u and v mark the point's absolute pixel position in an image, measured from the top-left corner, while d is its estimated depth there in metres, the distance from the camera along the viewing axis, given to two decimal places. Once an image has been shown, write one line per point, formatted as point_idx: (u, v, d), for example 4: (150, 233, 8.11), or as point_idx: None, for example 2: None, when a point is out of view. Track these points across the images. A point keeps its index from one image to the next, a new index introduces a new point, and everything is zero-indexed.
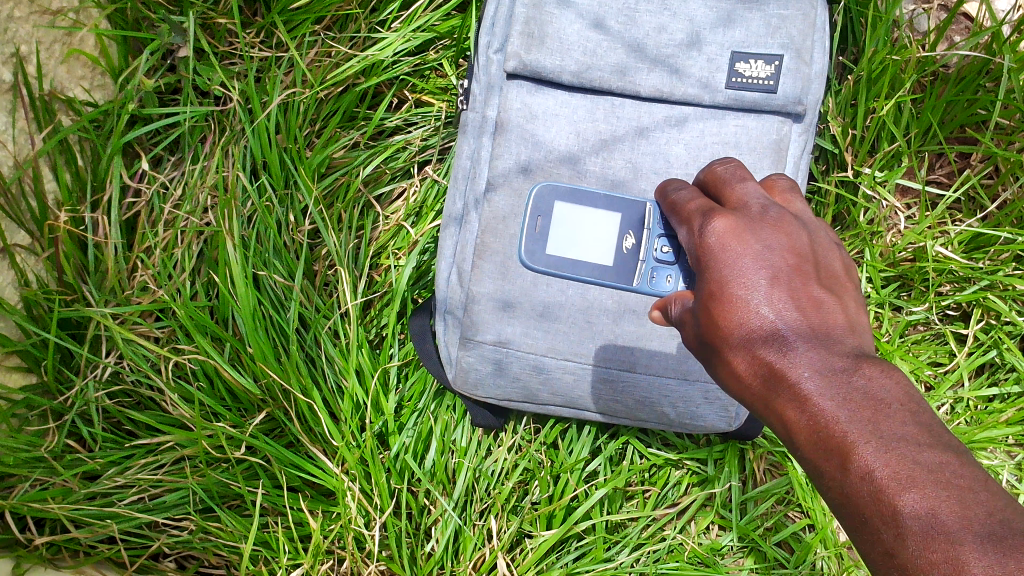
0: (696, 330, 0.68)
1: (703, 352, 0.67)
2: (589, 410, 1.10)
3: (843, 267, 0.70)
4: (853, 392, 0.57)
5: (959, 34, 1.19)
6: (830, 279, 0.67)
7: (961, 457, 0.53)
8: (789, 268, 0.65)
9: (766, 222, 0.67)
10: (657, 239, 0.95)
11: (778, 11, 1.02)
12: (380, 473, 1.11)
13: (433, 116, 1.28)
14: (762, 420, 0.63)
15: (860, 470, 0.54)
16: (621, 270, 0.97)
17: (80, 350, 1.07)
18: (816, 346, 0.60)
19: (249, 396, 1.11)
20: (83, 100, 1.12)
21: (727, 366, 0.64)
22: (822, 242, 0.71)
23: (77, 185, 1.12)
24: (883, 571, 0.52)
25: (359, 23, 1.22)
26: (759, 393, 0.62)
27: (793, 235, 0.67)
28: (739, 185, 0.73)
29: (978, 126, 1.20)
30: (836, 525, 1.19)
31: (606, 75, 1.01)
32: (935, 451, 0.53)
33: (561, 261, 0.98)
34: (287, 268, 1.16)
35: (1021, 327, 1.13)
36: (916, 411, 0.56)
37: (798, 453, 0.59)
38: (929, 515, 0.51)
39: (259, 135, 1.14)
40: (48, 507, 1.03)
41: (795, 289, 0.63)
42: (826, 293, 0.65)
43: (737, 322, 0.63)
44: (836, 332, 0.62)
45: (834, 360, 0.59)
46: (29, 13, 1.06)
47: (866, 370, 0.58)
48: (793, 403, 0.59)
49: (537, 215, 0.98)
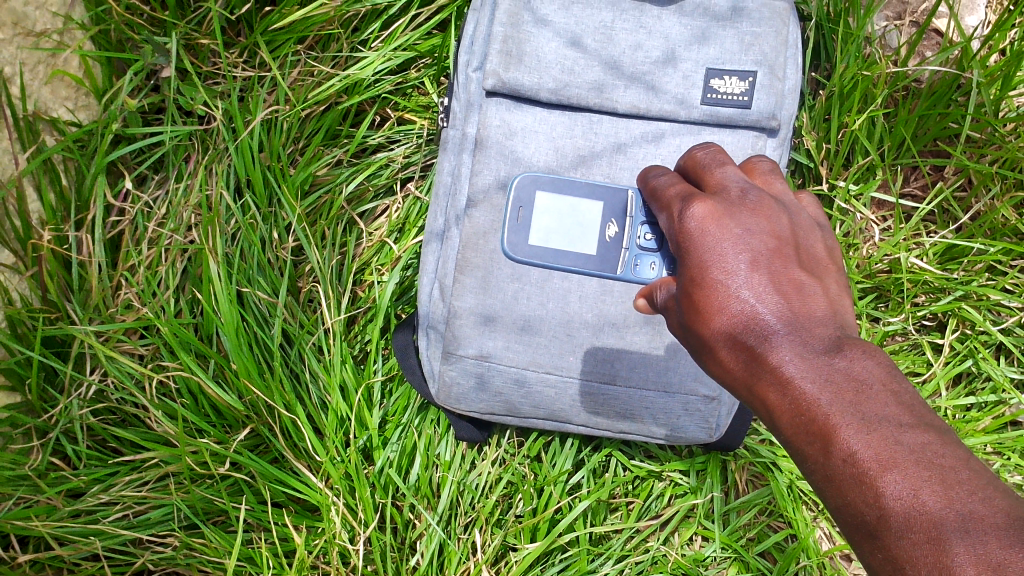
0: (681, 318, 0.69)
1: (688, 339, 0.69)
2: (571, 423, 1.11)
3: (826, 248, 0.71)
4: (834, 373, 0.58)
5: (930, 50, 1.21)
6: (812, 260, 0.68)
7: (943, 436, 0.54)
8: (769, 251, 0.65)
9: (745, 207, 0.68)
10: (640, 226, 0.98)
11: (751, 28, 1.04)
12: (365, 488, 1.12)
13: (416, 133, 1.29)
14: (747, 404, 0.64)
15: (843, 453, 0.55)
16: (605, 258, 0.99)
17: (64, 368, 1.08)
18: (797, 329, 0.61)
19: (233, 412, 1.12)
20: (67, 120, 1.14)
21: (712, 353, 0.65)
22: (804, 224, 0.71)
23: (60, 205, 1.13)
24: (869, 552, 0.54)
25: (341, 43, 1.24)
26: (742, 378, 0.63)
27: (772, 217, 0.68)
28: (718, 169, 0.74)
29: (951, 140, 1.22)
30: (818, 535, 1.21)
31: (584, 92, 1.03)
32: (916, 431, 0.54)
33: (545, 251, 1.00)
34: (271, 285, 1.17)
35: (996, 336, 1.15)
36: (897, 391, 0.57)
37: (783, 437, 0.60)
38: (911, 496, 0.52)
39: (242, 153, 1.16)
40: (31, 525, 1.03)
41: (776, 272, 0.64)
42: (807, 274, 0.66)
43: (719, 308, 0.64)
44: (817, 313, 0.63)
45: (815, 343, 0.60)
46: (12, 35, 1.09)
47: (848, 351, 0.59)
48: (775, 388, 0.60)
49: (519, 206, 1.00)
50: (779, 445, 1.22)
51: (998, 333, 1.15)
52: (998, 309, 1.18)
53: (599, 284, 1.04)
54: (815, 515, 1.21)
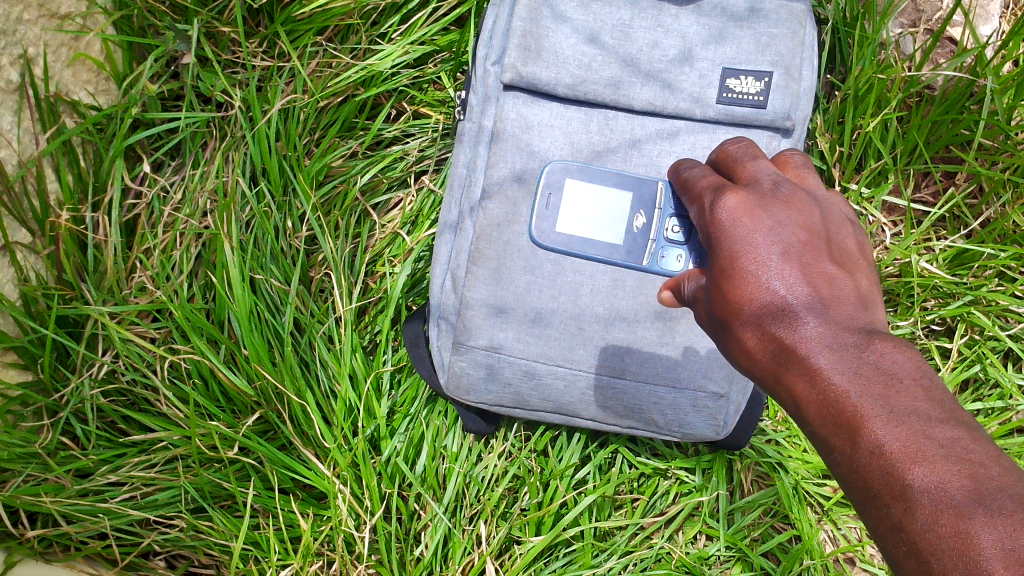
0: (708, 308, 0.69)
1: (715, 329, 0.69)
2: (579, 417, 1.11)
3: (857, 245, 0.72)
4: (864, 366, 0.59)
5: (944, 58, 1.22)
6: (843, 255, 0.69)
7: (973, 432, 0.55)
8: (800, 243, 0.66)
9: (777, 199, 0.68)
10: (669, 218, 0.96)
11: (768, 30, 1.05)
12: (372, 476, 1.12)
13: (431, 127, 1.30)
14: (772, 394, 0.65)
15: (871, 444, 0.56)
16: (632, 248, 0.97)
17: (77, 347, 1.08)
18: (826, 321, 0.62)
19: (243, 397, 1.12)
20: (87, 103, 1.15)
21: (740, 343, 0.66)
22: (835, 220, 0.72)
23: (78, 186, 1.14)
24: (892, 544, 0.54)
25: (359, 35, 1.25)
26: (770, 368, 0.63)
27: (804, 211, 0.68)
28: (750, 162, 0.74)
29: (963, 147, 1.23)
30: (822, 536, 1.21)
31: (601, 88, 1.03)
32: (946, 427, 0.55)
33: (572, 238, 0.99)
34: (283, 273, 1.17)
35: (1004, 343, 1.15)
36: (928, 386, 0.57)
37: (809, 427, 0.61)
38: (938, 489, 0.52)
39: (259, 142, 1.16)
40: (41, 501, 1.04)
41: (807, 264, 0.65)
42: (839, 269, 0.66)
43: (749, 299, 0.64)
44: (848, 307, 0.63)
45: (845, 335, 0.61)
46: (38, 17, 1.09)
47: (878, 345, 0.60)
48: (803, 377, 0.60)
49: (548, 191, 1.00)
50: (785, 446, 1.22)
51: (1007, 340, 1.15)
52: (1007, 316, 1.18)
53: (611, 278, 1.05)
54: (819, 517, 1.21)
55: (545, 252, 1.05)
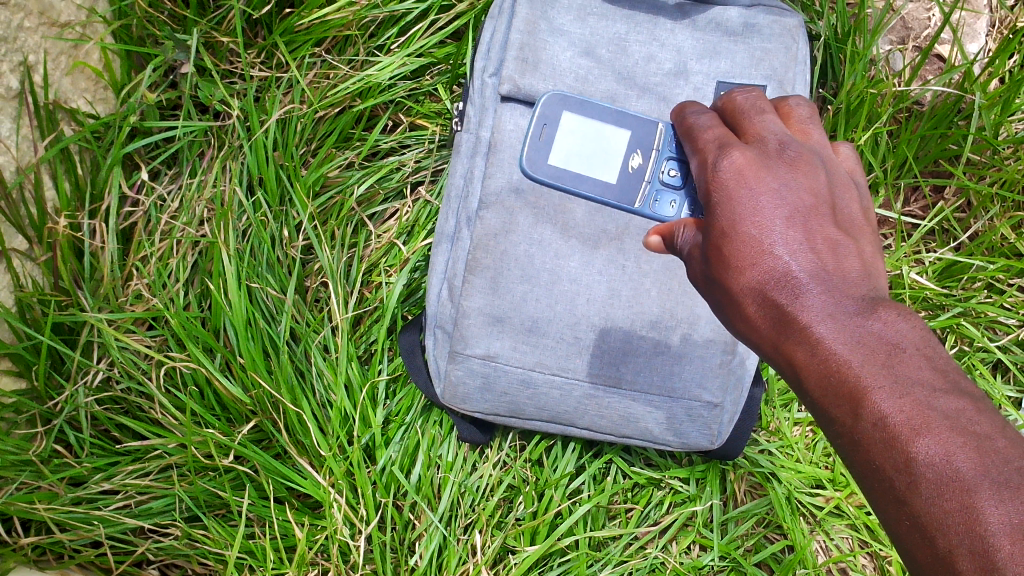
0: (702, 268, 0.69)
1: (708, 289, 0.69)
2: (574, 426, 1.12)
3: (858, 205, 0.71)
4: (867, 334, 0.59)
5: (932, 75, 1.25)
6: (846, 217, 0.68)
7: (977, 403, 0.56)
8: (805, 206, 0.65)
9: (781, 158, 0.67)
10: (667, 159, 0.89)
11: (761, 44, 1.07)
12: (367, 485, 1.12)
13: (427, 138, 1.30)
14: (769, 356, 0.65)
15: (874, 417, 0.57)
16: (625, 190, 0.89)
17: (72, 355, 1.08)
18: (829, 286, 0.61)
19: (238, 405, 1.12)
20: (86, 111, 1.15)
21: (737, 306, 0.65)
22: (840, 179, 0.70)
23: (76, 195, 1.14)
24: (894, 518, 0.56)
25: (358, 47, 1.26)
26: (768, 334, 0.63)
27: (809, 170, 0.67)
28: (756, 111, 0.71)
29: (951, 161, 1.25)
30: (814, 547, 1.22)
31: (597, 101, 1.04)
32: (951, 398, 0.56)
33: (563, 173, 0.90)
34: (279, 282, 1.18)
35: (994, 353, 1.17)
36: (931, 355, 0.58)
37: (808, 395, 0.61)
38: (944, 462, 0.53)
39: (257, 151, 1.17)
40: (34, 509, 1.04)
41: (811, 227, 0.64)
42: (842, 231, 0.65)
43: (750, 262, 0.64)
44: (852, 272, 0.63)
45: (847, 301, 0.60)
46: (38, 24, 1.09)
47: (881, 312, 0.60)
48: (804, 346, 0.60)
49: (542, 123, 0.92)
50: (779, 456, 1.23)
51: (996, 351, 1.17)
52: (993, 327, 1.21)
53: (607, 288, 1.06)
54: (811, 527, 1.22)
55: (541, 262, 1.05)
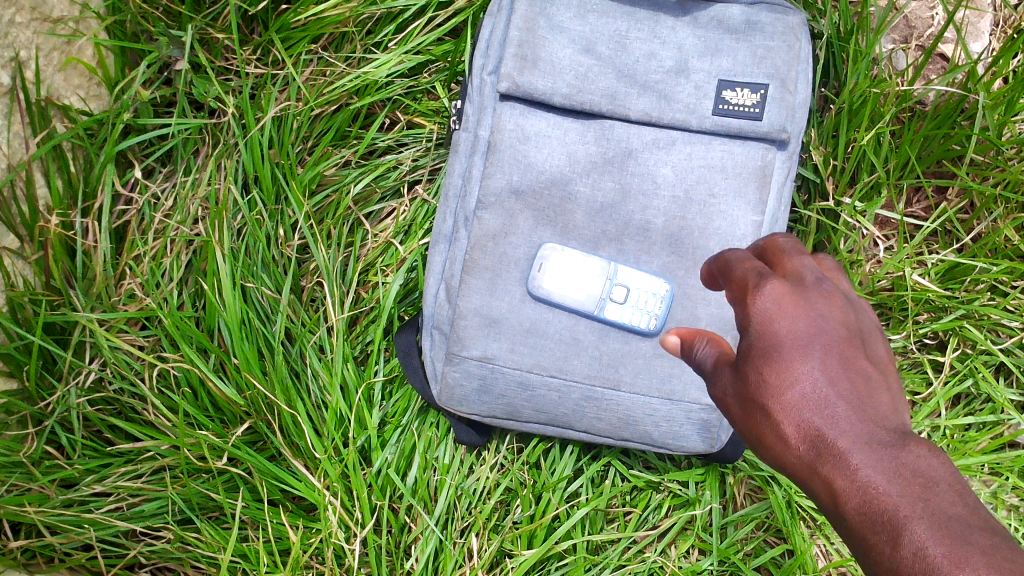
0: (733, 391, 0.68)
1: (739, 413, 0.67)
2: (572, 428, 1.10)
3: (889, 358, 0.71)
4: (902, 467, 0.58)
5: (936, 74, 1.24)
6: (877, 362, 0.68)
7: (1010, 543, 0.54)
8: (839, 340, 0.65)
9: (817, 293, 0.67)
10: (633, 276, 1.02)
11: (764, 42, 1.04)
12: (363, 488, 1.11)
13: (425, 137, 1.28)
14: (802, 486, 0.63)
15: (913, 546, 0.55)
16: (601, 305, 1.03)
17: (63, 355, 1.07)
18: (864, 419, 0.61)
19: (232, 406, 1.11)
20: (79, 108, 1.14)
21: (771, 433, 0.64)
22: (871, 329, 0.71)
23: (68, 193, 1.13)
24: None
25: (354, 44, 1.25)
26: (804, 462, 0.62)
27: (843, 310, 0.68)
28: (791, 252, 0.72)
29: (954, 162, 1.24)
30: (815, 551, 1.21)
31: (597, 98, 1.02)
32: (986, 534, 0.54)
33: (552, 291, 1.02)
34: (274, 282, 1.16)
35: (996, 356, 1.16)
36: (963, 492, 0.57)
37: (844, 526, 0.60)
38: None
39: (252, 149, 1.16)
40: (24, 512, 1.02)
41: (846, 363, 0.64)
42: (876, 374, 0.65)
43: (788, 386, 0.64)
44: (884, 409, 0.62)
45: (881, 434, 0.60)
46: (30, 20, 1.08)
47: (913, 446, 0.59)
48: (841, 473, 0.60)
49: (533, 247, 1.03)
50: None
51: (999, 354, 1.16)
52: (995, 330, 1.20)
53: None
54: (811, 531, 1.20)
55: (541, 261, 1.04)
